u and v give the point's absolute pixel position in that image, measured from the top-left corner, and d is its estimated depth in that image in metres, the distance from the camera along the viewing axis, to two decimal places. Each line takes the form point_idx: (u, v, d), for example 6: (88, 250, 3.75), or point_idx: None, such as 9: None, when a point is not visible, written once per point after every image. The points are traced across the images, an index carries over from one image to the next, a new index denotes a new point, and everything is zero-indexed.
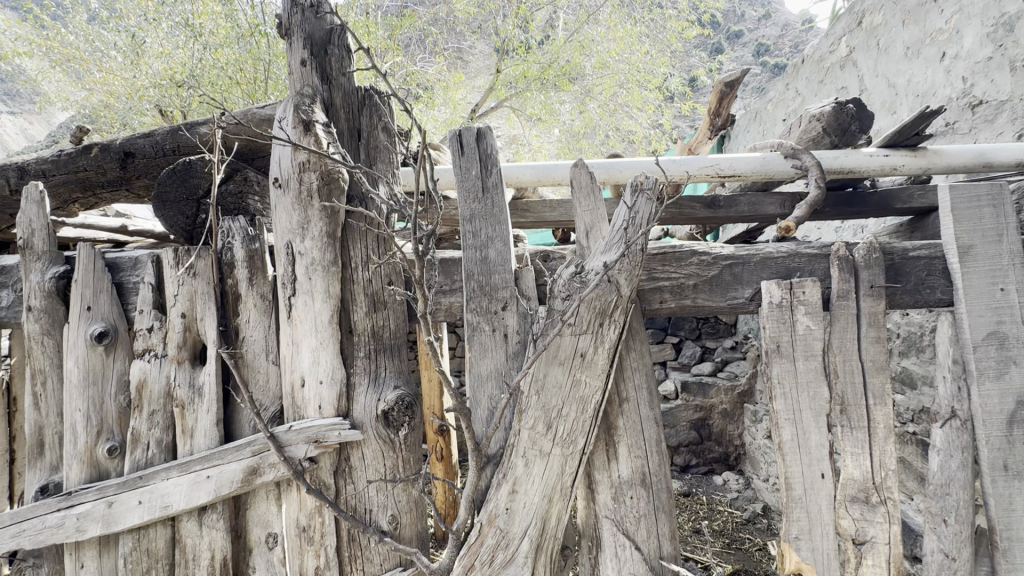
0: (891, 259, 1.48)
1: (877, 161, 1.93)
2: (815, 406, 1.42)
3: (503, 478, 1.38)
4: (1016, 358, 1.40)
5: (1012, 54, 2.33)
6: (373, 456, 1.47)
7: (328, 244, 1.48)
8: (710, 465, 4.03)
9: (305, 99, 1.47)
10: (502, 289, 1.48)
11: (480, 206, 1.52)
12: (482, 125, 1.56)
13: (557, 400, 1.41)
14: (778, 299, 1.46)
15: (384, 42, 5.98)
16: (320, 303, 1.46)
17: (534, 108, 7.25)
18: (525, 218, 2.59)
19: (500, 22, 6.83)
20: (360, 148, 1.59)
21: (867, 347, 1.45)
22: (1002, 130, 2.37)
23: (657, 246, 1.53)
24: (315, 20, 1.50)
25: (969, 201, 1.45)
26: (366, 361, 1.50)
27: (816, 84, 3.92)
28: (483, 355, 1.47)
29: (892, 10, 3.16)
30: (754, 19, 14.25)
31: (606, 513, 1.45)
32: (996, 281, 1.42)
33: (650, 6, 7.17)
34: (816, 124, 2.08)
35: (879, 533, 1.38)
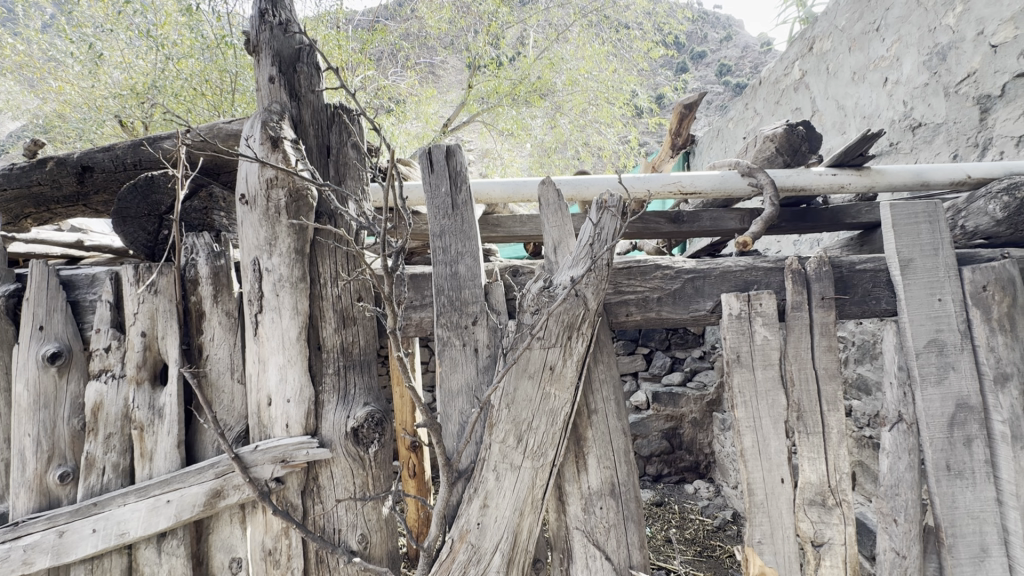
0: (840, 272, 1.57)
1: (827, 180, 2.04)
2: (774, 413, 1.48)
3: (474, 493, 1.39)
4: (954, 364, 1.49)
5: (945, 81, 2.53)
6: (342, 475, 1.45)
7: (296, 261, 1.47)
8: (682, 473, 4.11)
9: (273, 115, 1.46)
10: (472, 304, 1.51)
11: (450, 222, 1.55)
12: (452, 144, 1.60)
13: (527, 413, 1.43)
14: (737, 311, 1.52)
15: (355, 56, 5.95)
16: (288, 320, 1.45)
17: (505, 122, 7.36)
18: (495, 232, 2.60)
19: (471, 39, 6.95)
20: (329, 165, 1.58)
21: (820, 356, 1.52)
22: (939, 151, 2.55)
23: (623, 261, 1.59)
24: (283, 38, 1.52)
25: (908, 218, 1.55)
26: (335, 377, 1.49)
27: (773, 105, 4.12)
28: (454, 370, 1.48)
29: (839, 38, 3.36)
30: (716, 41, 14.91)
31: (576, 524, 1.46)
32: (934, 293, 1.53)
33: (617, 27, 7.43)
34: (770, 144, 2.18)
35: (836, 535, 1.43)
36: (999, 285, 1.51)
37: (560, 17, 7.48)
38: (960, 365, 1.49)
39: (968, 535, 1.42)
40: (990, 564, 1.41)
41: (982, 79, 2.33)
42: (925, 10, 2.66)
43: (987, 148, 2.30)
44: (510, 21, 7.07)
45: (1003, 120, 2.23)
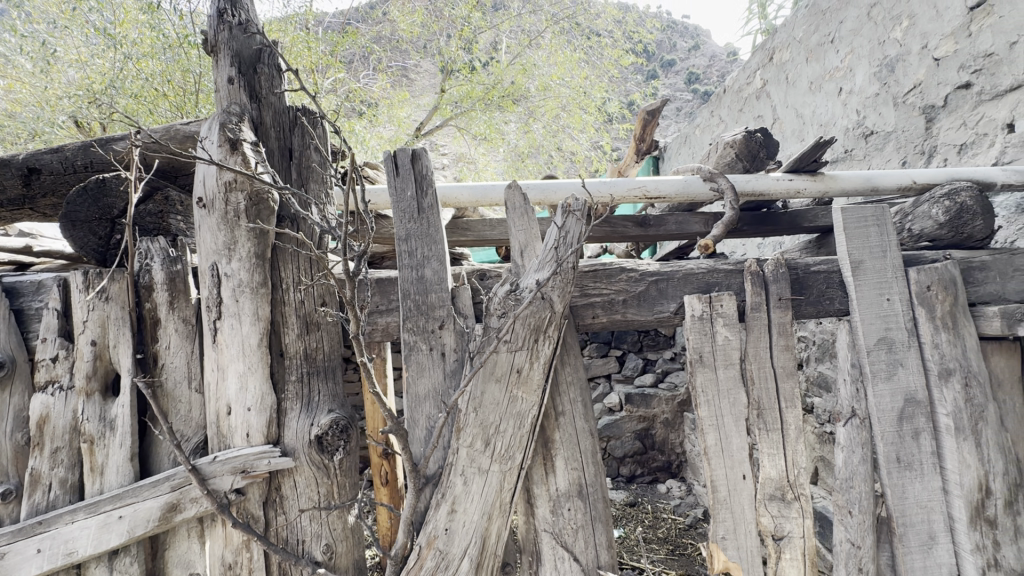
0: (796, 274, 1.64)
1: (784, 185, 2.11)
2: (735, 411, 1.53)
3: (442, 498, 1.38)
4: (902, 361, 1.57)
5: (893, 92, 2.66)
6: (306, 484, 1.42)
7: (256, 266, 1.43)
8: (655, 473, 4.16)
9: (232, 117, 1.43)
10: (439, 308, 1.50)
11: (416, 226, 1.54)
12: (418, 147, 1.59)
13: (495, 417, 1.43)
14: (699, 312, 1.56)
15: (325, 58, 5.85)
16: (248, 327, 1.41)
17: (478, 127, 7.38)
18: (464, 237, 2.59)
19: (443, 44, 6.95)
20: (292, 168, 1.56)
21: (778, 355, 1.57)
22: (890, 158, 2.67)
23: (589, 264, 1.61)
24: (242, 38, 1.49)
25: (858, 222, 1.63)
26: (298, 384, 1.46)
27: (736, 113, 4.25)
28: (421, 375, 1.47)
29: (797, 48, 3.49)
30: (684, 49, 15.31)
31: (545, 526, 1.47)
32: (883, 293, 1.60)
33: (588, 34, 7.55)
34: (730, 150, 2.25)
35: (795, 528, 1.48)
36: (942, 285, 1.58)
37: (532, 23, 7.55)
38: (907, 361, 1.57)
39: (918, 524, 1.48)
40: (938, 551, 1.48)
41: (926, 90, 2.45)
42: (875, 24, 2.79)
43: (933, 155, 2.42)
44: (483, 26, 7.11)
45: (946, 129, 2.35)
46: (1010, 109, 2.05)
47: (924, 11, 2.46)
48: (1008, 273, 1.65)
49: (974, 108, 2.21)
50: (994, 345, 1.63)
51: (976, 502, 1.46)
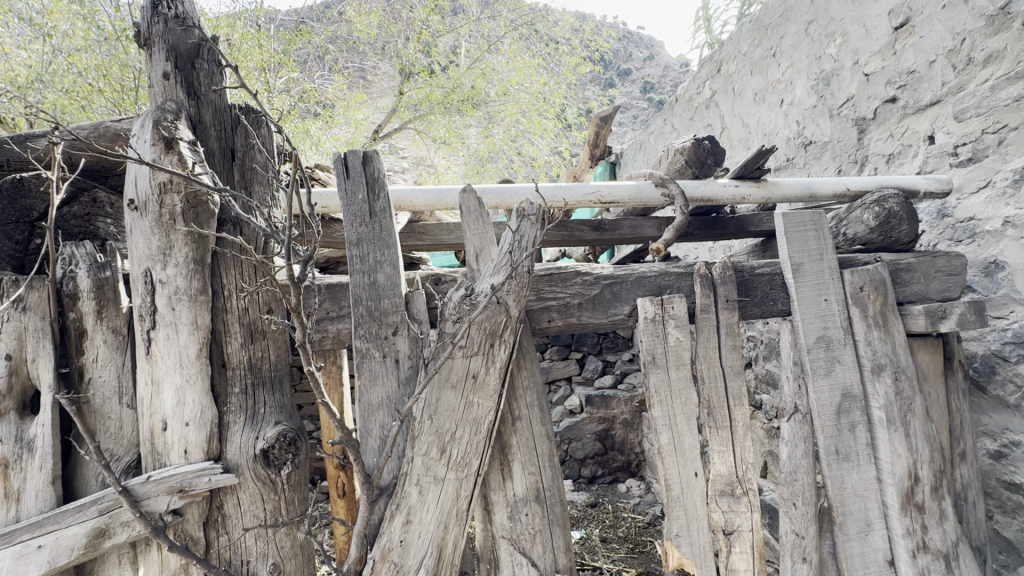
0: (741, 276, 1.71)
1: (730, 191, 2.19)
2: (687, 410, 1.57)
3: (397, 509, 1.34)
4: (839, 357, 1.65)
5: (829, 104, 2.82)
6: (251, 501, 1.35)
7: (194, 272, 1.35)
8: (615, 473, 4.22)
9: (167, 114, 1.35)
10: (392, 314, 1.47)
11: (367, 230, 1.50)
12: (369, 150, 1.55)
13: (450, 423, 1.41)
14: (652, 314, 1.60)
15: (277, 56, 5.65)
16: (185, 337, 1.33)
17: (437, 131, 7.32)
18: (421, 241, 2.55)
19: (401, 46, 6.87)
20: (234, 169, 1.49)
21: (726, 354, 1.63)
22: (827, 166, 2.83)
23: (544, 268, 1.62)
24: (179, 32, 1.42)
25: (797, 226, 1.71)
26: (242, 396, 1.39)
27: (688, 121, 4.40)
28: (374, 383, 1.43)
29: (742, 61, 3.65)
30: (640, 60, 15.77)
31: (502, 533, 1.46)
32: (821, 294, 1.68)
33: (547, 41, 7.64)
34: (680, 157, 2.32)
35: (743, 522, 1.52)
36: (874, 286, 1.68)
37: (491, 28, 7.56)
38: (844, 358, 1.66)
39: (855, 512, 1.57)
40: (874, 536, 1.56)
41: (858, 103, 2.61)
42: (812, 41, 2.95)
43: (865, 163, 2.58)
44: (441, 30, 7.07)
45: (876, 140, 2.51)
46: (931, 122, 2.21)
47: (856, 30, 2.63)
48: (931, 274, 1.77)
49: (900, 120, 2.38)
50: (919, 341, 1.74)
51: (907, 489, 1.54)
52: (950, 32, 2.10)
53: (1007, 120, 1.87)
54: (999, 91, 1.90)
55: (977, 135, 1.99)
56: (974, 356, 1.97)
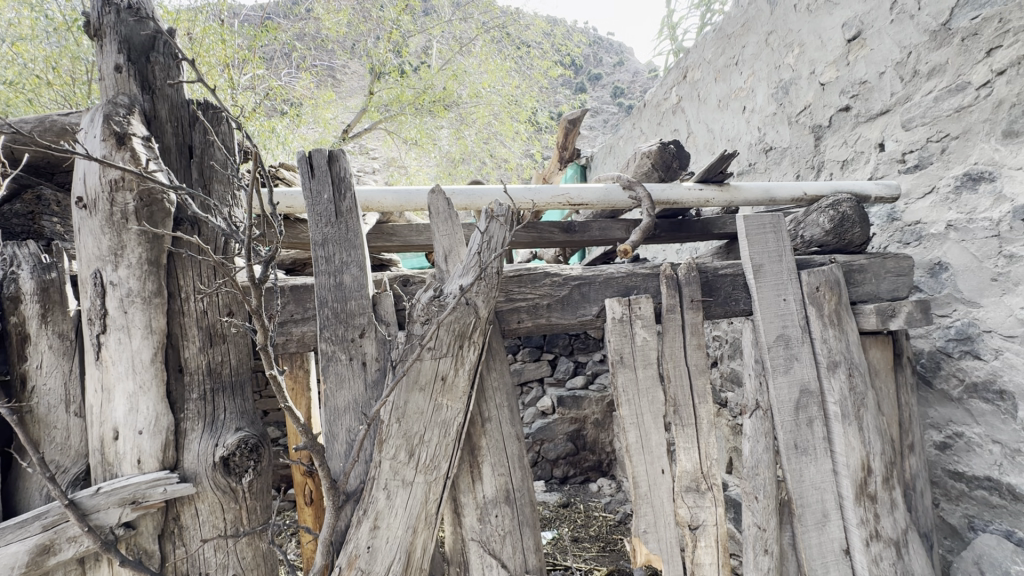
0: (705, 277, 1.75)
1: (695, 194, 2.24)
2: (654, 409, 1.60)
3: (364, 515, 1.32)
4: (798, 355, 1.72)
5: (788, 112, 2.94)
6: (210, 511, 1.30)
7: (148, 274, 1.30)
8: (587, 473, 4.25)
9: (119, 108, 1.29)
10: (359, 316, 1.44)
11: (333, 231, 1.47)
12: (335, 149, 1.52)
13: (419, 426, 1.39)
14: (620, 315, 1.62)
15: (241, 52, 5.47)
16: (138, 341, 1.27)
17: (408, 132, 7.25)
18: (390, 242, 2.51)
19: (371, 45, 6.78)
20: (192, 167, 1.44)
21: (691, 353, 1.67)
22: (786, 172, 2.94)
23: (514, 269, 1.62)
24: (133, 23, 1.36)
25: (757, 229, 1.77)
26: (201, 402, 1.34)
27: (656, 126, 4.51)
28: (340, 386, 1.40)
29: (706, 69, 3.75)
30: (610, 65, 16.05)
31: (472, 535, 1.45)
32: (780, 294, 1.75)
33: (518, 44, 7.67)
34: (647, 160, 2.37)
35: (708, 516, 1.56)
36: (829, 286, 1.75)
37: (463, 30, 7.55)
38: (802, 356, 1.72)
39: (813, 504, 1.63)
40: (830, 527, 1.62)
41: (815, 111, 2.73)
42: (771, 50, 3.06)
43: (821, 169, 2.70)
44: (412, 30, 7.01)
45: (831, 147, 2.63)
46: (881, 131, 2.32)
47: (812, 41, 2.74)
48: (881, 275, 1.86)
49: (853, 128, 2.49)
50: (872, 339, 1.82)
51: (860, 480, 1.61)
52: (898, 45, 2.22)
53: (950, 130, 1.98)
54: (942, 102, 2.01)
55: (922, 143, 2.10)
56: (921, 352, 2.08)
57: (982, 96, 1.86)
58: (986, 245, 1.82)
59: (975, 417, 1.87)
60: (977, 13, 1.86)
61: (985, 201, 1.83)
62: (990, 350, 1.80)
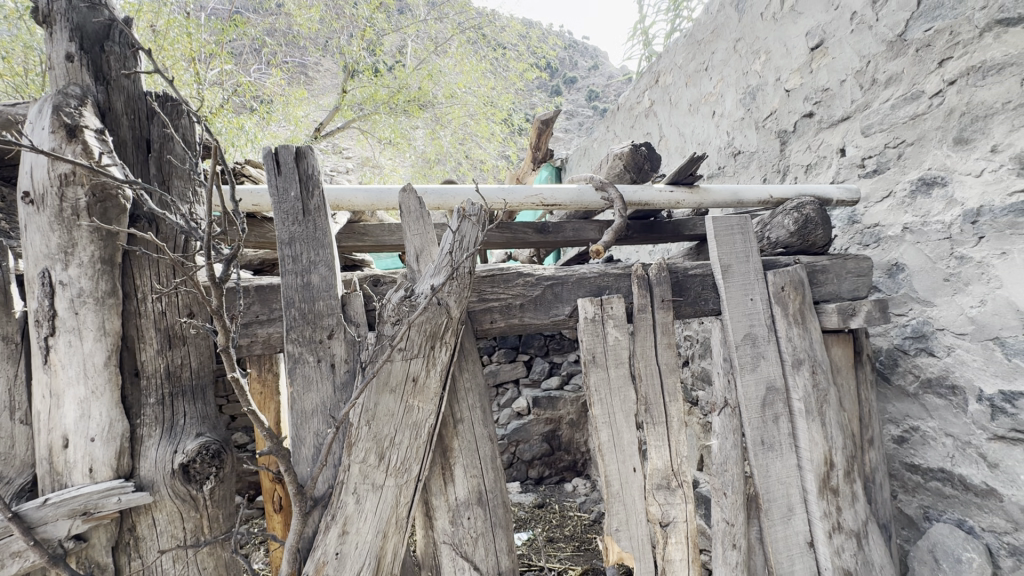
0: (676, 277, 1.78)
1: (666, 196, 2.28)
2: (625, 407, 1.61)
3: (332, 520, 1.29)
4: (764, 353, 1.76)
5: (755, 117, 3.02)
6: (168, 521, 1.25)
7: (102, 273, 1.23)
8: (562, 473, 4.26)
9: (70, 99, 1.22)
10: (327, 316, 1.41)
11: (301, 229, 1.43)
12: (302, 145, 1.48)
13: (389, 429, 1.37)
14: (592, 315, 1.63)
15: (208, 45, 5.29)
16: (91, 344, 1.21)
17: (382, 131, 7.15)
18: (362, 242, 2.47)
19: (344, 42, 6.66)
20: (150, 162, 1.38)
21: (662, 352, 1.69)
22: (754, 175, 3.02)
23: (487, 269, 1.61)
24: (86, 11, 1.30)
25: (726, 230, 1.81)
26: (159, 407, 1.29)
27: (629, 129, 4.58)
28: (307, 390, 1.36)
29: (678, 74, 3.82)
30: (584, 69, 16.23)
31: (444, 538, 1.43)
32: (747, 293, 1.79)
33: (494, 46, 7.67)
34: (619, 162, 2.40)
35: (679, 513, 1.58)
36: (793, 286, 1.80)
37: (438, 30, 7.49)
38: (768, 354, 1.76)
39: (779, 499, 1.67)
40: (795, 520, 1.67)
41: (781, 117, 2.81)
42: (739, 57, 3.14)
43: (786, 173, 2.78)
44: (387, 28, 6.91)
45: (796, 151, 2.71)
46: (842, 136, 2.41)
47: (778, 49, 2.82)
48: (843, 275, 1.92)
49: (817, 134, 2.57)
50: (834, 337, 1.89)
51: (823, 474, 1.66)
52: (858, 54, 2.30)
53: (905, 136, 2.07)
54: (899, 110, 2.10)
55: (880, 149, 2.19)
56: (880, 350, 2.16)
57: (935, 104, 1.95)
58: (938, 247, 1.90)
59: (930, 411, 1.95)
60: (930, 26, 1.95)
61: (938, 205, 1.91)
62: (943, 347, 1.88)
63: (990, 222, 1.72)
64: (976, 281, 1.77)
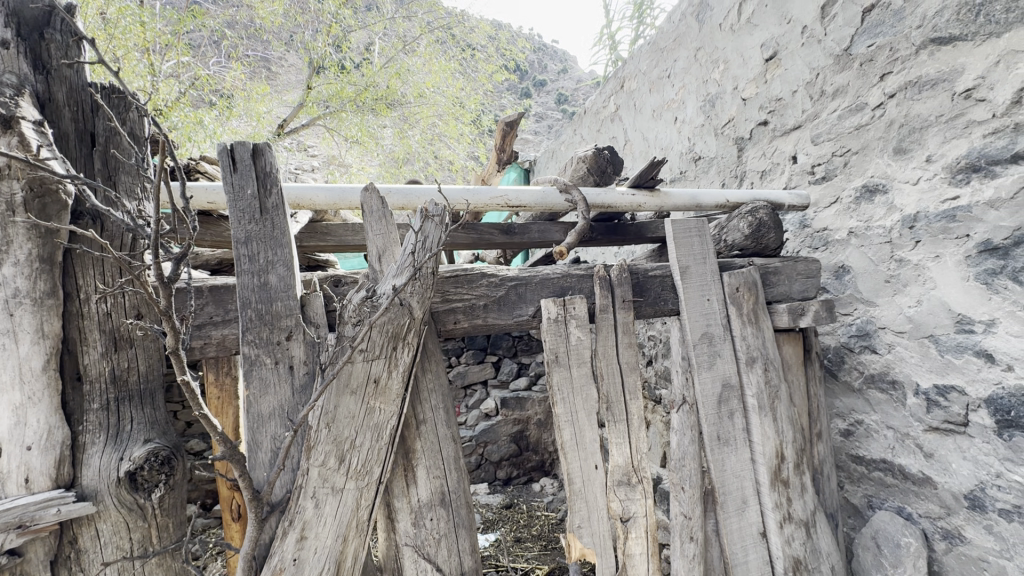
0: (637, 278, 1.83)
1: (628, 199, 2.33)
2: (587, 406, 1.65)
3: (290, 525, 1.26)
4: (720, 352, 1.82)
5: (714, 124, 3.13)
6: (113, 532, 1.20)
7: (40, 272, 1.17)
8: (529, 474, 4.30)
9: (5, 88, 1.15)
10: (285, 317, 1.38)
11: (258, 228, 1.40)
12: (260, 142, 1.44)
13: (350, 431, 1.35)
14: (555, 315, 1.66)
15: (162, 36, 5.07)
16: (27, 347, 1.15)
17: (348, 129, 7.03)
18: (324, 242, 2.43)
19: (308, 38, 6.50)
20: (95, 157, 1.32)
21: (623, 351, 1.73)
22: (714, 180, 3.13)
23: (451, 269, 1.61)
24: None
25: (684, 233, 1.87)
26: (103, 413, 1.24)
27: (595, 133, 4.66)
28: (264, 392, 1.33)
29: (641, 80, 3.92)
30: (554, 72, 16.41)
31: (406, 540, 1.42)
32: (704, 294, 1.85)
33: (463, 46, 7.64)
34: (583, 165, 2.44)
35: (639, 508, 1.62)
36: (747, 287, 1.88)
37: (407, 28, 7.40)
38: (724, 352, 1.83)
39: (733, 491, 1.73)
40: (749, 511, 1.74)
41: (738, 124, 2.92)
42: (700, 65, 3.25)
43: (743, 178, 2.89)
44: (353, 25, 6.77)
45: (752, 158, 2.82)
46: (794, 144, 2.52)
47: (735, 58, 2.93)
48: (794, 277, 2.01)
49: (771, 141, 2.69)
50: (785, 336, 1.97)
51: (775, 467, 1.73)
52: (809, 66, 2.42)
53: (851, 145, 2.19)
54: (845, 120, 2.21)
55: (829, 157, 2.30)
56: (828, 348, 2.27)
57: (877, 116, 2.06)
58: (880, 250, 2.02)
59: (873, 405, 2.06)
60: (873, 42, 2.07)
61: (880, 211, 2.03)
62: (885, 344, 2.00)
63: (925, 226, 1.84)
64: (913, 282, 1.88)
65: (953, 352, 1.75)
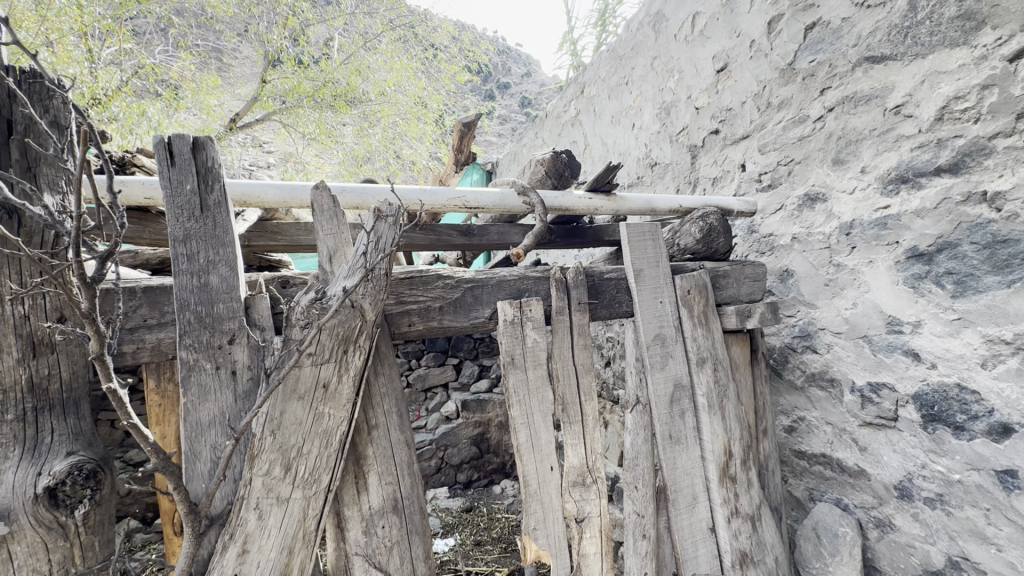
0: (593, 281, 1.85)
1: (585, 203, 2.35)
2: (543, 407, 1.65)
3: (230, 539, 1.19)
4: (672, 353, 1.87)
5: (669, 131, 3.22)
6: (29, 555, 1.10)
7: None
8: (490, 476, 4.28)
9: None
10: (227, 320, 1.31)
11: (198, 226, 1.33)
12: (201, 135, 1.37)
13: (297, 438, 1.30)
14: (511, 317, 1.66)
15: (102, 20, 4.77)
16: None
17: (305, 126, 6.82)
18: (274, 241, 2.35)
19: (263, 30, 6.27)
20: (10, 145, 1.22)
21: (578, 353, 1.75)
22: (669, 185, 3.23)
23: (405, 271, 1.58)
24: None
25: (638, 236, 1.90)
26: (18, 424, 1.14)
27: (556, 137, 4.72)
28: (204, 399, 1.26)
29: (601, 86, 3.99)
30: (518, 76, 16.51)
31: (356, 550, 1.38)
32: (657, 297, 1.90)
33: (426, 46, 7.55)
34: (541, 167, 2.46)
35: (593, 508, 1.64)
36: (698, 290, 1.94)
37: (367, 25, 7.22)
38: (675, 353, 1.88)
39: (685, 488, 1.78)
40: (699, 507, 1.79)
41: (691, 132, 3.02)
42: (656, 74, 3.34)
43: (696, 184, 2.99)
44: (311, 19, 6.57)
45: (705, 165, 2.91)
46: (743, 153, 2.62)
47: (688, 69, 3.03)
48: (742, 280, 2.10)
49: (722, 149, 2.79)
50: (734, 337, 2.05)
51: (723, 463, 1.79)
52: (756, 79, 2.53)
53: (794, 155, 2.30)
54: (789, 131, 2.33)
55: (774, 166, 2.41)
56: (773, 348, 2.37)
57: (817, 128, 2.18)
58: (820, 255, 2.13)
59: (813, 402, 2.17)
60: (814, 58, 2.18)
61: (820, 218, 2.14)
62: (824, 344, 2.11)
63: (860, 233, 1.96)
64: (850, 286, 2.00)
65: (885, 351, 1.86)
